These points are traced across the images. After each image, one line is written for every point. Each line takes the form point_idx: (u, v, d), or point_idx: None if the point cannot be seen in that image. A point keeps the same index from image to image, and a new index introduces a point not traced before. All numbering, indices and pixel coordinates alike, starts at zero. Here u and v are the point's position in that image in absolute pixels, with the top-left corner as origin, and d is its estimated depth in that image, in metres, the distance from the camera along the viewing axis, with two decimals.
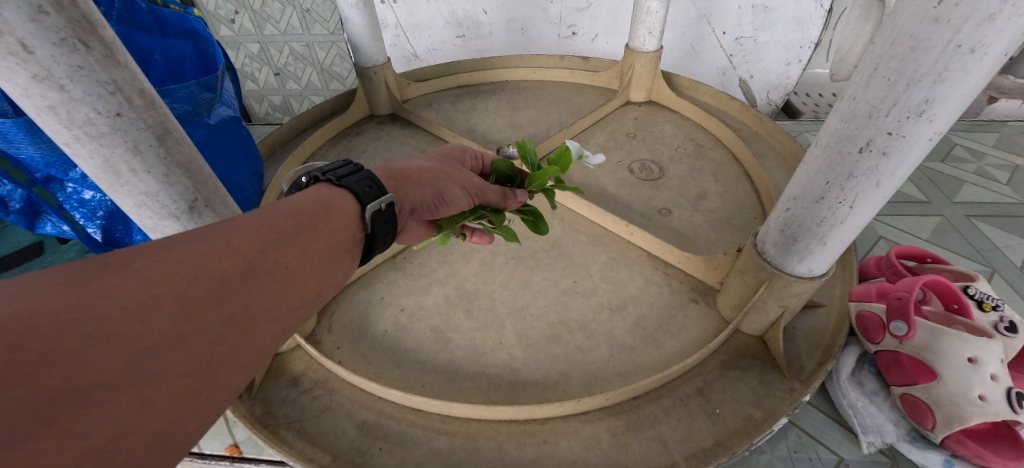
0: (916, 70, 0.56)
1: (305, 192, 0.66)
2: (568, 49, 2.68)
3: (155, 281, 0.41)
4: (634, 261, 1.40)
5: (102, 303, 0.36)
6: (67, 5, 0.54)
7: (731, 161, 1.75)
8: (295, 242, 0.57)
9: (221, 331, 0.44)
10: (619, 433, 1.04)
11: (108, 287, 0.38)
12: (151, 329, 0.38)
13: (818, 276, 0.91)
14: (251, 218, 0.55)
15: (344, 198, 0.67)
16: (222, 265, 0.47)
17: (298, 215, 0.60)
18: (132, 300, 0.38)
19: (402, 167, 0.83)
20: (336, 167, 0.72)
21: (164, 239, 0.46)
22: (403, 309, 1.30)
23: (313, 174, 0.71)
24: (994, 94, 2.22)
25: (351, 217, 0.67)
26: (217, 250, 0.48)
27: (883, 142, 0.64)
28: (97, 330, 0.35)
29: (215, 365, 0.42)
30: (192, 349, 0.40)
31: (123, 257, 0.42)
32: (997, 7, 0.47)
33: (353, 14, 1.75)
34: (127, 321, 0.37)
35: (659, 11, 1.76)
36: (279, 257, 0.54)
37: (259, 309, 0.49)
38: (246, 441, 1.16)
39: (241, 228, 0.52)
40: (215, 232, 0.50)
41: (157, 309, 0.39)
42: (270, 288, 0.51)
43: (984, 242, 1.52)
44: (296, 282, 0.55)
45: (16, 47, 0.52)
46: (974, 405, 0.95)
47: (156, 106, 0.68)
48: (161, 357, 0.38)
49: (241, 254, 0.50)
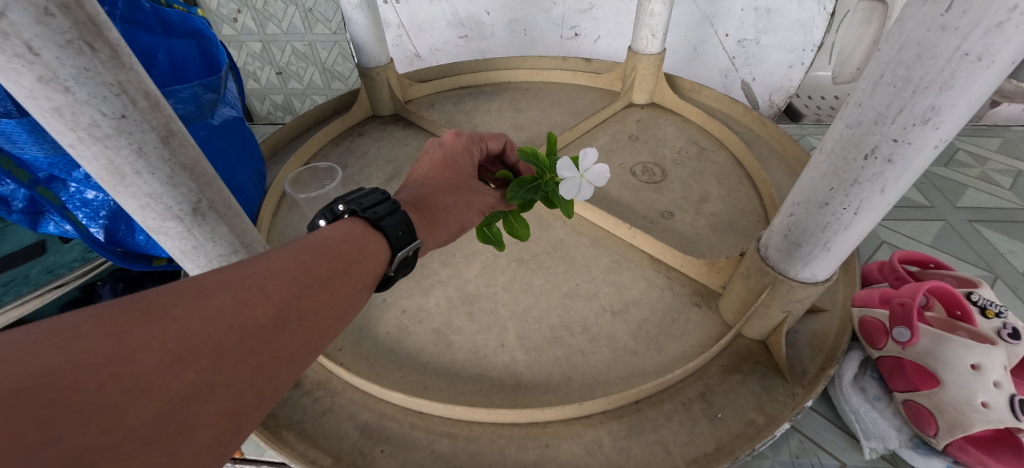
0: (923, 77, 0.56)
1: (336, 231, 0.69)
2: (570, 50, 2.67)
3: (190, 332, 0.43)
4: (636, 264, 1.40)
5: (140, 356, 0.39)
6: (73, 7, 0.54)
7: (733, 164, 1.75)
8: (323, 287, 0.60)
9: (249, 379, 0.47)
10: (620, 437, 1.04)
11: (147, 337, 0.41)
12: (187, 380, 0.41)
13: (821, 282, 0.91)
14: (282, 259, 0.59)
15: (373, 239, 0.72)
16: (255, 313, 0.50)
17: (329, 258, 0.63)
18: (170, 351, 0.41)
19: (430, 200, 0.88)
20: (373, 203, 0.76)
21: (200, 284, 0.49)
22: (405, 311, 1.30)
23: (351, 207, 0.75)
24: (997, 98, 2.22)
25: (378, 259, 0.71)
26: (251, 298, 0.51)
27: (889, 149, 0.64)
28: (133, 384, 0.37)
29: (240, 410, 0.45)
30: (220, 401, 0.43)
31: (164, 304, 0.45)
32: (1005, 15, 0.47)
33: (356, 15, 1.75)
34: (164, 373, 0.39)
35: (661, 13, 1.76)
36: (310, 302, 0.57)
37: (286, 356, 0.52)
38: (246, 442, 1.16)
39: (274, 272, 0.56)
40: (250, 277, 0.53)
41: (191, 360, 0.42)
42: (298, 334, 0.54)
43: (986, 248, 1.52)
44: (321, 327, 0.58)
45: (22, 50, 0.52)
46: (977, 413, 0.94)
47: (160, 108, 0.69)
48: (193, 407, 0.40)
49: (273, 300, 0.53)
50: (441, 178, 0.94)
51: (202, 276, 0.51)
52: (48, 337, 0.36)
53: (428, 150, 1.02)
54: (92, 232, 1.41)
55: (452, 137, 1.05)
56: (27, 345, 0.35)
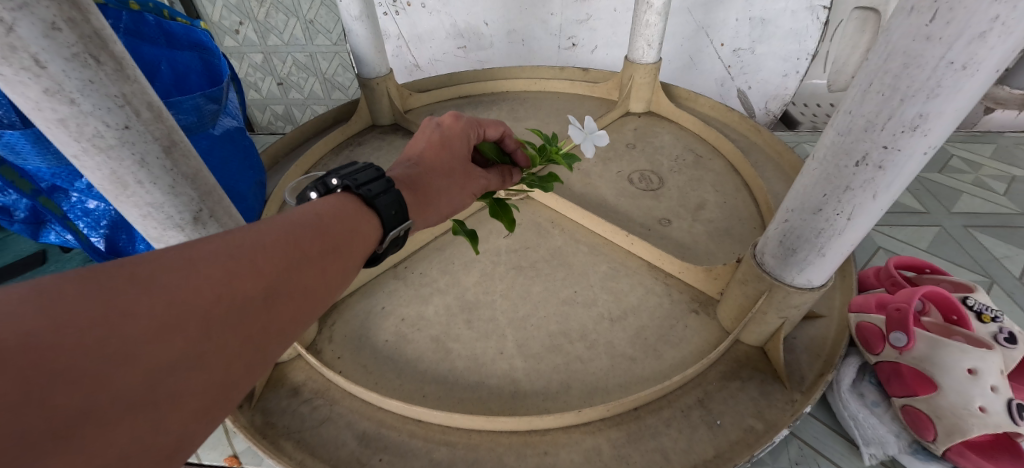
0: (909, 85, 0.57)
1: (328, 206, 0.67)
2: (568, 60, 2.71)
3: (178, 302, 0.41)
4: (634, 271, 1.41)
5: (126, 324, 0.37)
6: (80, 22, 0.56)
7: (730, 171, 1.77)
8: (317, 264, 0.57)
9: (238, 351, 0.45)
10: (620, 444, 1.04)
11: (133, 303, 0.38)
12: (172, 350, 0.39)
13: (817, 287, 0.92)
14: (275, 232, 0.55)
15: (368, 218, 0.71)
16: (247, 286, 0.47)
17: (322, 234, 0.61)
18: (156, 320, 0.39)
19: (424, 182, 0.88)
20: (368, 180, 0.74)
21: (191, 249, 0.46)
22: (404, 319, 1.30)
23: (345, 182, 0.72)
24: (990, 104, 2.25)
25: (370, 238, 0.70)
26: (242, 269, 0.48)
27: (879, 156, 0.65)
28: (115, 352, 0.35)
29: (227, 383, 0.44)
30: (207, 373, 0.41)
31: (151, 270, 0.41)
32: (987, 25, 0.48)
33: (356, 26, 1.78)
34: (148, 342, 0.37)
35: (657, 24, 1.80)
36: (303, 278, 0.54)
37: (276, 329, 0.50)
38: (245, 452, 1.16)
39: (267, 245, 0.52)
40: (243, 247, 0.50)
41: (176, 331, 0.40)
42: (290, 308, 0.52)
43: (982, 252, 1.53)
44: (313, 301, 0.56)
45: (29, 63, 0.54)
46: (974, 417, 0.95)
47: (164, 119, 0.70)
48: (178, 378, 0.39)
49: (267, 274, 0.50)
50: (438, 161, 0.94)
51: (196, 240, 0.48)
52: (32, 295, 0.34)
53: (422, 131, 1.00)
54: (94, 241, 1.42)
55: (451, 118, 1.04)
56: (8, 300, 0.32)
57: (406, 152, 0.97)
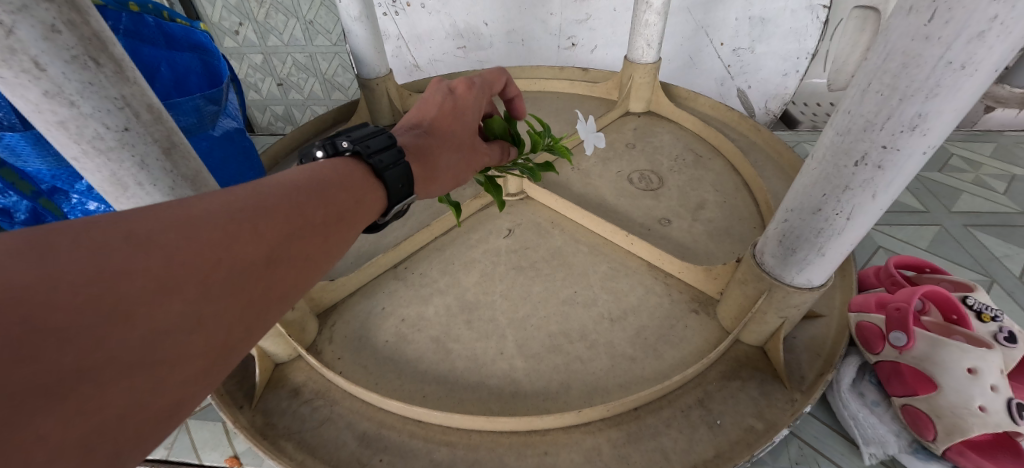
0: (909, 85, 0.57)
1: (333, 172, 0.62)
2: (568, 60, 2.71)
3: (177, 261, 0.37)
4: (634, 271, 1.41)
5: (126, 281, 0.33)
6: (80, 24, 0.56)
7: (730, 171, 1.77)
8: (321, 234, 0.53)
9: (239, 315, 0.41)
10: (620, 444, 1.04)
11: (131, 258, 0.34)
12: (174, 310, 0.35)
13: (816, 287, 0.92)
14: (277, 195, 0.51)
15: (373, 189, 0.65)
16: (248, 249, 0.43)
17: (326, 201, 0.56)
18: (155, 278, 0.35)
19: (433, 155, 0.83)
20: (380, 149, 0.69)
21: (189, 208, 0.42)
22: (404, 320, 1.30)
23: (356, 148, 0.67)
24: (990, 103, 2.25)
25: (373, 210, 0.65)
26: (243, 232, 0.44)
27: (878, 156, 0.65)
28: (113, 309, 0.31)
29: (228, 347, 0.40)
30: (208, 334, 0.37)
31: (149, 228, 0.37)
32: (986, 24, 0.49)
33: (356, 27, 1.78)
34: (147, 300, 0.33)
35: (657, 24, 1.80)
36: (305, 245, 0.50)
37: (278, 294, 0.46)
38: (246, 453, 1.16)
39: (269, 208, 0.48)
40: (244, 210, 0.46)
41: (177, 289, 0.36)
42: (290, 274, 0.48)
43: (982, 251, 1.53)
44: (313, 269, 0.52)
45: (29, 65, 0.54)
46: (975, 417, 0.95)
47: (164, 121, 0.70)
48: (179, 339, 0.35)
49: (269, 238, 0.46)
50: (448, 135, 0.89)
51: (194, 198, 0.44)
52: (22, 246, 0.30)
53: (431, 96, 0.93)
54: None
55: (465, 85, 0.97)
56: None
57: (415, 117, 0.91)
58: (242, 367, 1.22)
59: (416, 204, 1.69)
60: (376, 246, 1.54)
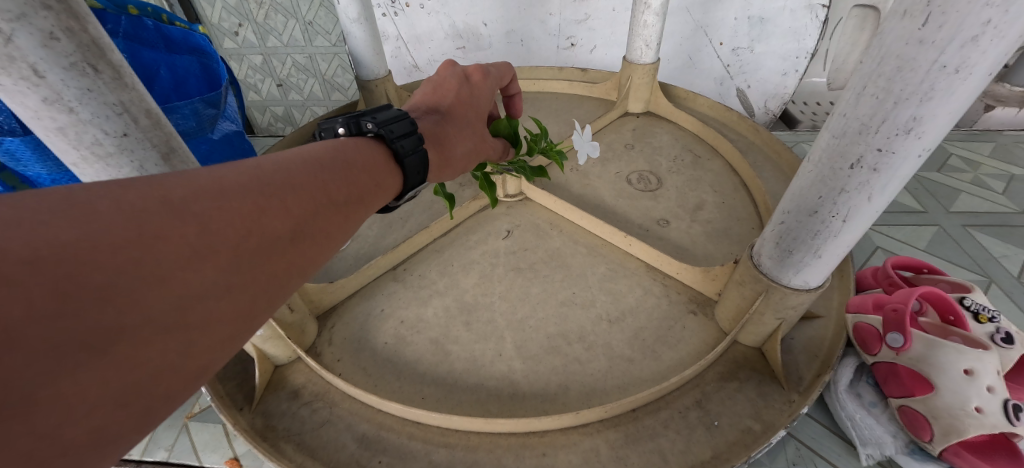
0: (903, 88, 0.57)
1: (356, 151, 0.60)
2: (567, 60, 2.71)
3: (210, 231, 0.37)
4: (633, 272, 1.41)
5: (163, 246, 0.33)
6: (78, 31, 0.56)
7: (728, 171, 1.77)
8: (343, 212, 0.52)
9: (264, 286, 0.41)
10: (618, 445, 1.04)
11: (167, 223, 0.35)
12: (205, 277, 0.36)
13: (813, 289, 0.92)
14: (304, 171, 0.50)
15: (392, 172, 0.64)
16: (275, 223, 0.43)
17: (349, 181, 0.55)
18: (191, 246, 0.35)
19: (450, 141, 0.81)
20: (403, 134, 0.67)
21: (220, 179, 0.42)
22: (403, 322, 1.30)
23: (380, 130, 0.65)
24: (990, 102, 2.25)
25: (390, 194, 0.63)
26: (271, 206, 0.44)
27: (874, 159, 0.65)
28: (149, 272, 0.32)
29: (255, 315, 0.40)
30: (236, 302, 0.38)
31: (183, 196, 0.38)
32: (979, 29, 0.49)
33: (355, 29, 1.79)
34: (181, 266, 0.34)
35: (655, 25, 1.80)
36: (329, 224, 0.50)
37: (302, 267, 0.46)
38: (246, 454, 1.16)
39: (296, 184, 0.48)
40: (272, 184, 0.46)
41: (210, 257, 0.36)
42: (314, 249, 0.48)
43: (981, 251, 1.53)
44: (336, 247, 0.52)
45: (28, 72, 0.54)
46: (971, 418, 0.95)
47: (162, 126, 0.70)
48: (210, 305, 0.36)
49: (296, 214, 0.46)
50: (462, 120, 0.88)
51: (227, 168, 0.44)
52: (63, 207, 0.31)
53: (445, 79, 0.93)
54: None
55: (481, 75, 0.98)
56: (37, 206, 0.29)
57: (430, 100, 0.90)
58: (242, 369, 1.23)
59: (415, 206, 1.70)
60: (375, 247, 1.54)
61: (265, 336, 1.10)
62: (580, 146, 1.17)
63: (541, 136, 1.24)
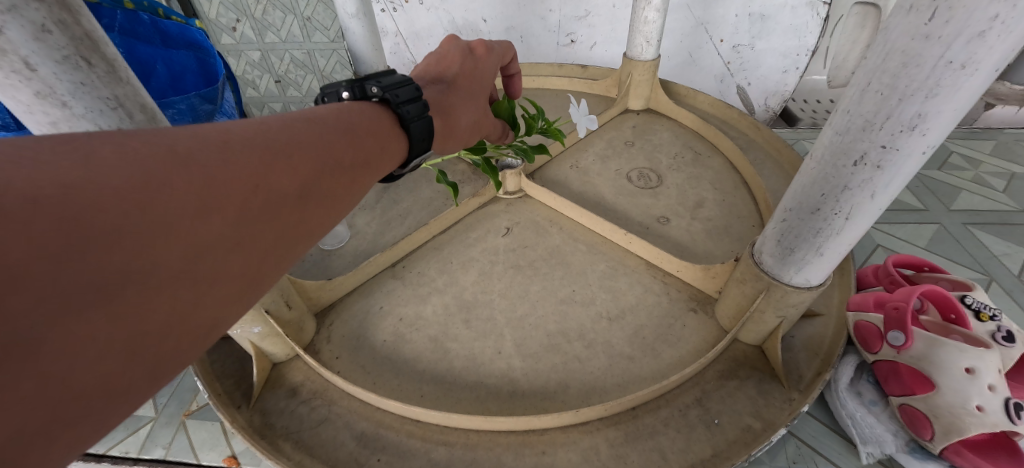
0: (908, 85, 0.56)
1: (360, 115, 0.60)
2: (567, 57, 2.70)
3: (219, 182, 0.37)
4: (633, 270, 1.40)
5: (170, 193, 0.33)
6: (71, 24, 0.55)
7: (728, 169, 1.77)
8: (348, 175, 0.52)
9: (270, 244, 0.41)
10: (618, 443, 1.04)
11: (173, 171, 0.34)
12: (214, 229, 0.35)
13: (814, 286, 0.92)
14: (308, 133, 0.50)
15: (398, 137, 0.64)
16: (281, 180, 0.43)
17: (354, 144, 0.55)
18: (198, 194, 0.35)
19: (454, 112, 0.81)
20: (407, 100, 0.66)
21: (226, 134, 0.41)
22: (402, 319, 1.29)
23: (385, 94, 0.65)
24: (990, 100, 2.25)
25: (395, 160, 0.63)
26: (277, 163, 0.43)
27: (877, 156, 0.65)
28: (159, 218, 0.31)
29: (259, 274, 0.40)
30: (243, 259, 0.38)
31: (189, 147, 0.37)
32: (986, 24, 0.48)
33: (353, 24, 1.77)
34: (190, 215, 0.33)
35: (655, 21, 1.79)
36: (334, 186, 0.50)
37: (306, 228, 0.46)
38: (244, 452, 1.16)
39: (302, 144, 0.47)
40: (277, 142, 0.45)
41: (217, 209, 0.36)
42: (319, 212, 0.48)
43: (982, 249, 1.53)
44: (339, 211, 0.52)
45: (20, 66, 0.53)
46: (972, 416, 0.95)
47: (158, 120, 0.69)
48: (217, 258, 0.35)
49: (302, 173, 0.46)
50: (467, 91, 0.87)
51: (233, 125, 0.43)
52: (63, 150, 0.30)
53: (448, 52, 0.91)
54: None
55: (484, 49, 0.97)
56: (38, 153, 0.28)
57: (434, 71, 0.88)
58: (240, 367, 1.22)
59: (414, 203, 1.69)
60: (374, 245, 1.53)
61: (263, 334, 1.09)
62: (578, 119, 1.17)
63: (537, 115, 1.23)
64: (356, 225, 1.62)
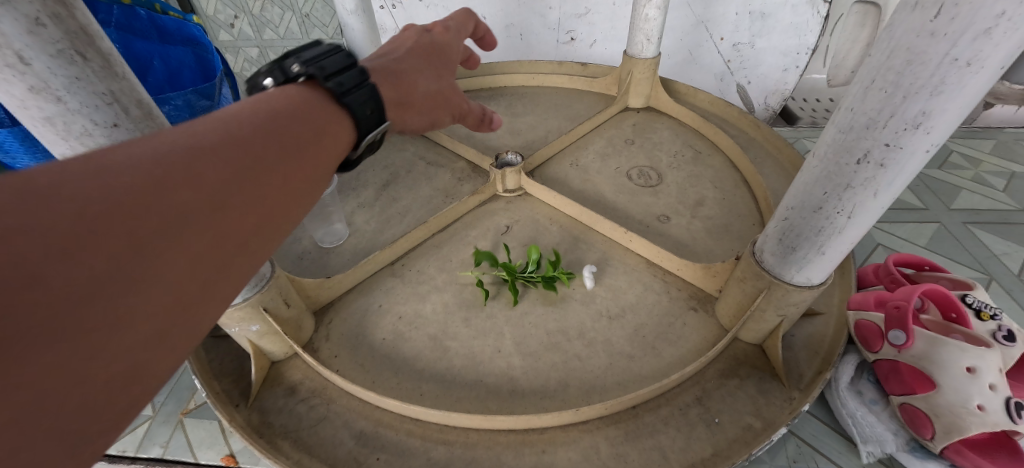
0: (913, 82, 0.56)
1: (298, 98, 0.59)
2: (567, 54, 2.68)
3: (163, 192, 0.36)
4: (633, 269, 1.40)
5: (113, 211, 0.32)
6: (65, 17, 0.54)
7: (729, 167, 1.76)
8: (301, 165, 0.52)
9: (230, 243, 0.42)
10: (618, 442, 1.04)
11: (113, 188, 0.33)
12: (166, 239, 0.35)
13: (817, 285, 0.91)
14: (253, 129, 0.49)
15: (345, 117, 0.63)
16: (230, 180, 0.43)
17: (303, 135, 0.55)
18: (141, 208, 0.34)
19: (403, 86, 0.80)
20: (336, 70, 0.65)
21: (163, 141, 0.40)
22: (401, 317, 1.29)
23: (309, 70, 0.63)
24: (990, 100, 2.25)
25: (346, 139, 0.63)
26: (223, 165, 0.43)
27: (881, 153, 0.64)
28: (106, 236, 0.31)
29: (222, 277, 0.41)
30: (204, 262, 0.39)
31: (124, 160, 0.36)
32: (993, 21, 0.48)
33: (352, 20, 1.76)
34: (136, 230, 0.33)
35: (656, 18, 1.78)
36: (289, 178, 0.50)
37: (265, 223, 0.47)
38: (242, 451, 1.15)
39: (247, 142, 0.47)
40: (221, 143, 0.45)
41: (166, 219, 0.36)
42: (278, 204, 0.49)
43: (981, 248, 1.53)
44: (298, 199, 0.52)
45: (13, 60, 0.52)
46: (973, 416, 0.95)
47: (153, 116, 0.69)
48: (175, 267, 0.36)
49: (251, 169, 0.46)
50: (416, 67, 0.87)
51: (175, 144, 0.41)
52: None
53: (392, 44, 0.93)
54: None
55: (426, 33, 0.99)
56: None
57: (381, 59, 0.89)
58: (238, 365, 1.22)
59: (414, 201, 1.68)
60: (373, 242, 1.53)
61: (261, 333, 1.09)
62: None
63: None
64: (355, 222, 1.61)
